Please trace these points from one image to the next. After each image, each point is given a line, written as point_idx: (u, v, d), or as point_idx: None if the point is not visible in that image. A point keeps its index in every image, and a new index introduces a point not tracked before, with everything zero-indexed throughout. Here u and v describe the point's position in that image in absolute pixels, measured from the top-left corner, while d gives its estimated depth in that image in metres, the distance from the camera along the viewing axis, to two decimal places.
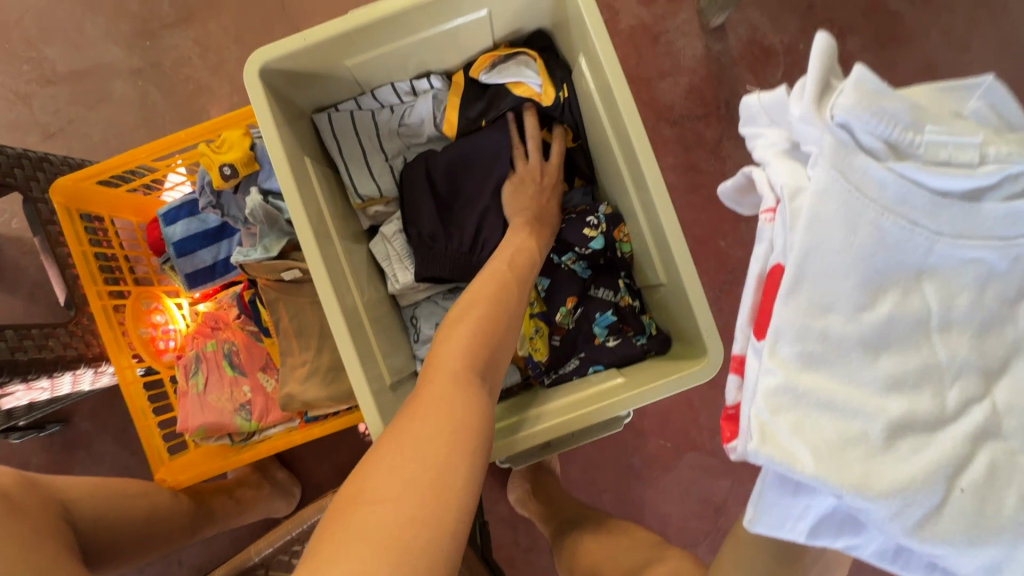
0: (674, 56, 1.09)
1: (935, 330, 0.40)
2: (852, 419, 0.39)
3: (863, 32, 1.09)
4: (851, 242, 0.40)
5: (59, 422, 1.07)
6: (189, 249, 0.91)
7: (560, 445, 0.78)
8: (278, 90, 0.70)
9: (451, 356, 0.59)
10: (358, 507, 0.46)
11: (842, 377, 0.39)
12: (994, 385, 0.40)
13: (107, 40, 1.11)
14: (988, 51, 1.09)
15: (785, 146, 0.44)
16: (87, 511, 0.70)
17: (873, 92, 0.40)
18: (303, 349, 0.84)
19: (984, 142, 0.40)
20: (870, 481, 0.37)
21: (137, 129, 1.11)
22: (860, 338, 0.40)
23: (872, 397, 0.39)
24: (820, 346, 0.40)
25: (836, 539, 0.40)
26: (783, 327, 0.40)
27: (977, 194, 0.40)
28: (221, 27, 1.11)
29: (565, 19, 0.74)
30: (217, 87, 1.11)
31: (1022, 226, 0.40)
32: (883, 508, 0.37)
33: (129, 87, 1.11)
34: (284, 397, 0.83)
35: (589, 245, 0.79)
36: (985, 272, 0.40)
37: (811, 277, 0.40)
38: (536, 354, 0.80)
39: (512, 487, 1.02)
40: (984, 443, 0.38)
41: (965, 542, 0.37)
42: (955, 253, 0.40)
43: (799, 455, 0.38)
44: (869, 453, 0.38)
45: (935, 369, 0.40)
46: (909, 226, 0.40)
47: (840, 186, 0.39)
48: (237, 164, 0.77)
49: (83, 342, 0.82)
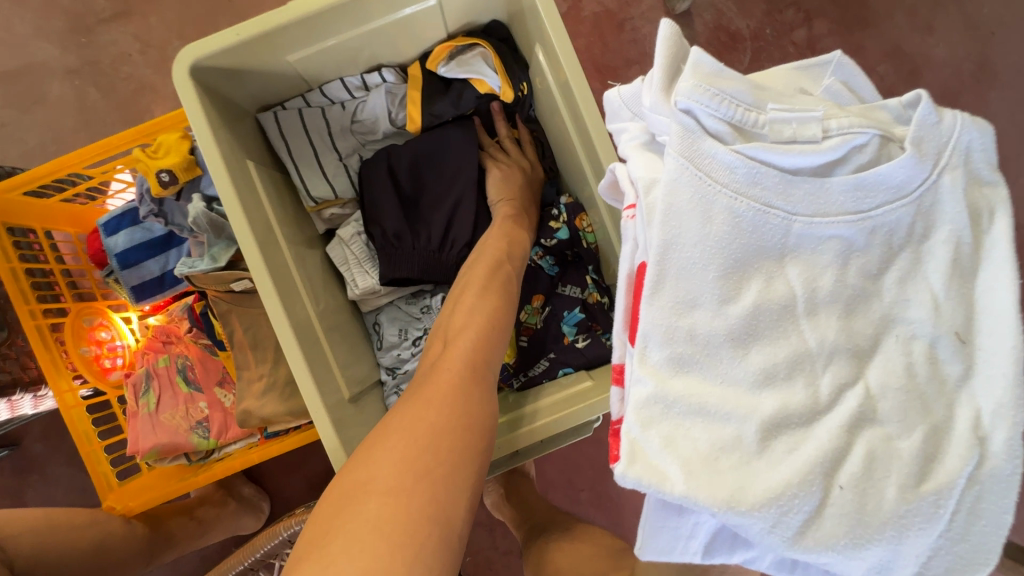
0: (640, 44, 1.06)
1: (802, 314, 0.40)
2: (725, 423, 0.38)
3: (829, 15, 1.08)
4: (706, 232, 0.39)
5: (8, 446, 1.02)
6: (134, 260, 0.85)
7: (532, 451, 0.76)
8: (213, 89, 0.65)
9: (457, 353, 0.57)
10: (360, 499, 0.44)
11: (712, 377, 0.39)
12: (865, 367, 0.40)
13: (38, 38, 1.04)
14: (952, 32, 1.08)
15: (644, 139, 0.45)
16: (23, 547, 0.68)
17: (710, 75, 0.41)
18: (260, 362, 0.80)
19: (825, 116, 0.40)
20: (743, 493, 0.36)
21: (77, 133, 1.04)
22: (726, 332, 0.39)
23: (742, 395, 0.39)
24: (688, 347, 0.39)
25: (732, 555, 0.41)
26: (650, 331, 0.39)
27: (826, 168, 0.40)
28: (162, 21, 1.05)
29: (520, 12, 0.70)
30: (162, 86, 1.04)
31: (874, 197, 0.39)
32: (757, 521, 0.36)
33: (66, 88, 1.04)
34: (240, 414, 0.78)
35: (554, 236, 0.79)
36: (845, 248, 0.40)
37: (673, 273, 0.39)
38: (503, 356, 0.78)
39: (488, 492, 0.99)
40: (860, 432, 0.38)
41: (846, 546, 0.37)
42: (814, 233, 0.40)
43: (671, 474, 0.37)
44: (743, 459, 0.37)
45: (805, 358, 0.39)
46: (763, 209, 0.39)
47: (691, 173, 0.38)
48: (176, 170, 0.72)
49: (18, 365, 0.77)
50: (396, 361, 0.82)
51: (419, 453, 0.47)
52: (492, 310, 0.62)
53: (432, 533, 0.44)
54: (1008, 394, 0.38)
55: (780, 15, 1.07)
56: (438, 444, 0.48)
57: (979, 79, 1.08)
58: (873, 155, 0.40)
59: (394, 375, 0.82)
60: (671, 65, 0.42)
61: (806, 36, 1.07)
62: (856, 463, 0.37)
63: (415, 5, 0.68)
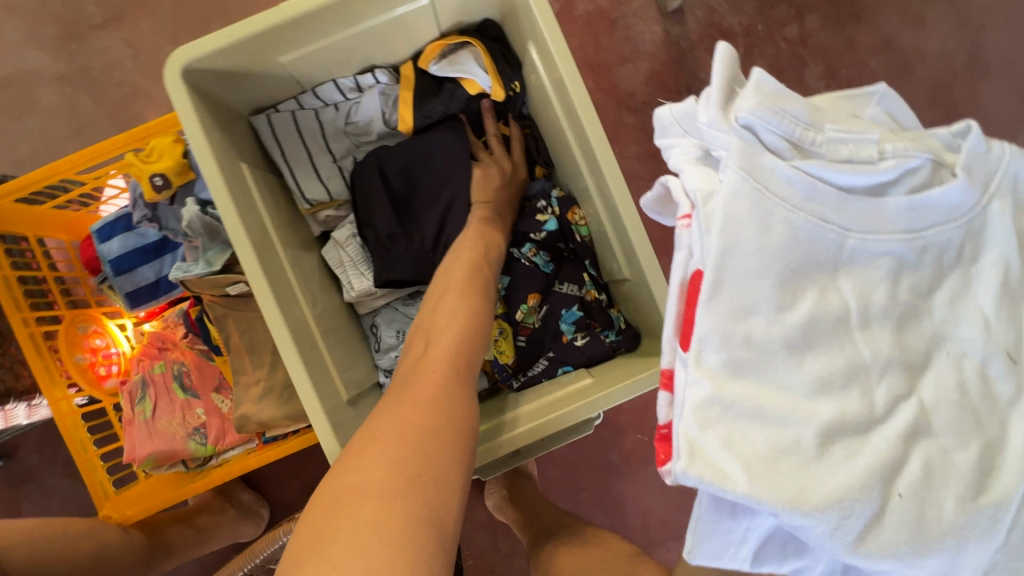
0: (633, 42, 1.06)
1: (856, 327, 0.39)
2: (784, 427, 0.37)
3: (821, 11, 1.08)
4: (765, 241, 0.37)
5: (2, 457, 1.00)
6: (128, 266, 0.84)
7: (532, 450, 0.76)
8: (205, 92, 0.65)
9: (436, 354, 0.57)
10: (350, 507, 0.42)
11: (770, 385, 0.38)
12: (917, 381, 0.39)
13: (28, 45, 1.03)
14: (943, 26, 1.09)
15: (698, 154, 0.43)
16: (19, 557, 0.67)
17: (772, 95, 0.40)
18: (257, 366, 0.79)
19: (880, 138, 0.40)
20: (805, 494, 0.36)
21: (69, 139, 1.04)
22: (784, 340, 0.38)
23: (802, 402, 0.37)
24: (745, 352, 0.38)
25: (782, 564, 0.42)
26: (706, 337, 0.38)
27: (879, 188, 0.40)
28: (154, 26, 1.04)
29: (513, 10, 0.70)
30: (154, 91, 1.04)
31: (925, 218, 0.39)
32: (820, 522, 0.36)
33: (57, 95, 1.04)
34: (238, 419, 0.78)
35: (544, 230, 0.78)
36: (896, 265, 0.40)
37: (731, 281, 0.38)
38: (501, 357, 0.77)
39: (489, 493, 0.99)
40: (916, 442, 0.38)
41: (907, 551, 0.36)
42: (867, 249, 0.39)
43: (731, 473, 0.35)
44: (802, 463, 0.36)
45: (860, 368, 0.38)
46: (820, 223, 0.38)
47: (750, 186, 0.37)
48: (169, 174, 0.71)
49: (12, 374, 0.76)
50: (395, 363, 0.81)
51: (408, 453, 0.46)
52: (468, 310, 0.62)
53: (430, 536, 0.42)
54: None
55: (772, 11, 1.07)
56: (426, 443, 0.47)
57: (971, 72, 1.09)
58: (923, 179, 0.40)
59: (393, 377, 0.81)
60: (729, 88, 0.41)
61: (798, 32, 1.07)
62: (914, 471, 0.37)
63: (408, 5, 0.68)
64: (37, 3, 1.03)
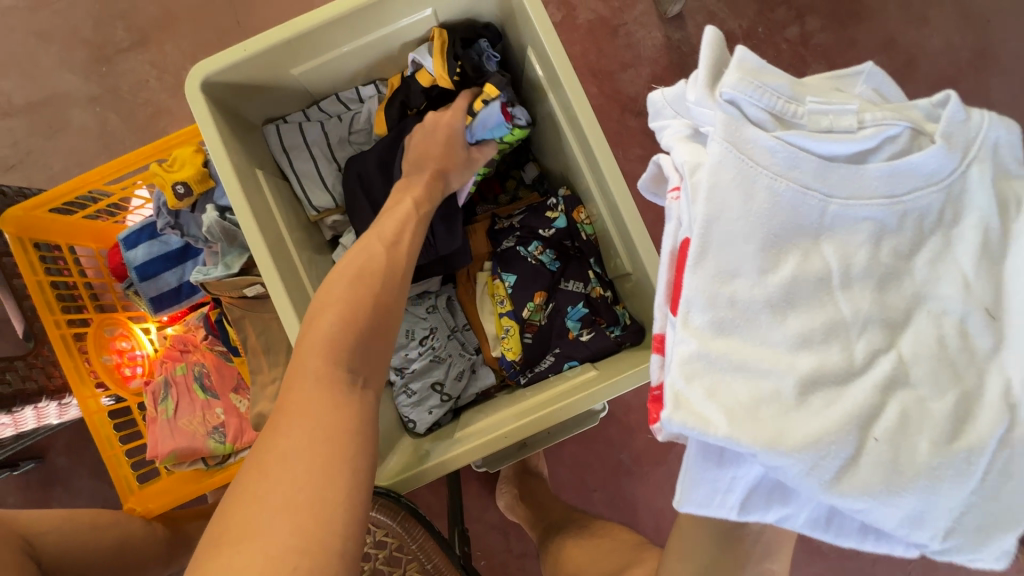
0: (634, 47, 1.09)
1: (837, 286, 0.40)
2: (763, 379, 0.38)
3: (821, 11, 1.09)
4: (748, 207, 0.39)
5: (34, 459, 1.05)
6: (153, 272, 0.89)
7: (539, 441, 0.75)
8: (223, 104, 0.69)
9: (306, 365, 0.50)
10: (219, 551, 0.40)
11: (753, 341, 0.39)
12: (898, 336, 0.40)
13: (62, 69, 1.10)
14: (946, 22, 1.09)
15: (688, 132, 0.45)
16: (51, 543, 0.67)
17: (754, 70, 0.41)
18: (273, 366, 0.83)
19: (861, 109, 0.40)
20: (782, 437, 0.36)
21: (98, 156, 1.10)
22: (767, 300, 0.39)
23: (781, 355, 0.39)
24: (730, 311, 0.39)
25: (768, 511, 0.41)
26: (692, 298, 0.39)
27: (861, 156, 0.41)
28: (177, 48, 1.10)
29: (511, 18, 0.73)
30: (177, 109, 1.10)
31: (907, 184, 0.40)
32: (796, 464, 0.36)
33: (88, 114, 1.10)
34: (255, 417, 0.81)
35: (552, 227, 0.79)
36: (878, 229, 0.40)
37: (716, 245, 0.39)
38: (508, 353, 0.79)
39: (500, 494, 0.99)
40: (894, 392, 0.38)
41: (884, 492, 0.36)
42: (849, 213, 0.40)
43: (712, 418, 0.37)
44: (782, 410, 0.37)
45: (840, 324, 0.39)
46: (802, 189, 0.39)
47: (734, 157, 0.39)
48: (190, 182, 0.76)
49: (44, 374, 0.81)
50: (403, 362, 0.81)
51: (276, 485, 0.42)
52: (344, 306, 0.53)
53: (302, 566, 0.39)
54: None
55: (773, 13, 1.09)
56: (294, 471, 0.43)
57: (977, 66, 1.08)
58: (903, 145, 0.40)
59: (400, 376, 0.81)
60: (715, 67, 0.43)
61: (799, 32, 1.09)
62: (893, 419, 0.37)
63: (412, 16, 0.71)
64: (70, 30, 1.10)
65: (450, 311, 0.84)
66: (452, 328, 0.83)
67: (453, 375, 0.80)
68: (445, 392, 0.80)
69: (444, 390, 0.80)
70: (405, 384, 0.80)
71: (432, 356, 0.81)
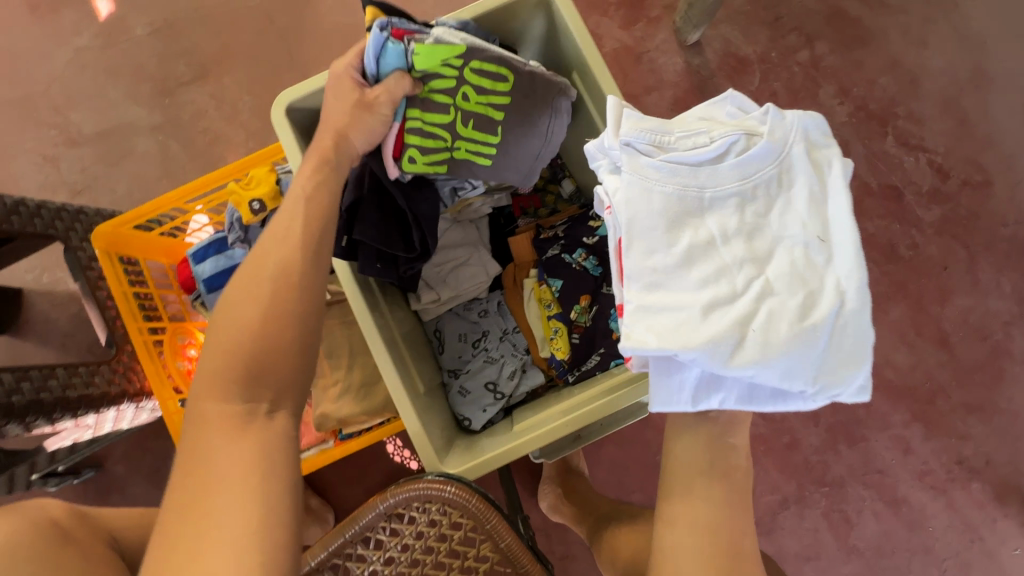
0: (657, 73, 1.17)
1: (720, 242, 0.51)
2: (677, 310, 0.50)
3: (829, 37, 1.18)
4: (653, 203, 0.51)
5: (94, 467, 1.09)
6: (219, 285, 0.95)
7: (592, 433, 0.80)
8: (301, 126, 0.76)
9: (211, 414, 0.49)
10: None
11: (671, 287, 0.51)
12: (766, 265, 0.50)
13: (128, 101, 1.19)
14: (945, 44, 1.17)
15: (609, 168, 0.56)
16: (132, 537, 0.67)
17: (637, 121, 0.53)
18: (334, 368, 0.87)
19: (710, 130, 0.52)
20: (688, 338, 0.48)
21: (160, 181, 1.18)
22: (676, 260, 0.51)
23: (687, 293, 0.50)
24: (653, 274, 0.51)
25: (711, 400, 0.52)
26: (631, 273, 0.51)
27: (718, 159, 0.52)
28: (234, 81, 1.19)
29: (556, 46, 0.80)
30: (233, 136, 1.18)
31: (756, 167, 0.51)
32: (702, 353, 0.48)
33: (151, 142, 1.18)
34: (318, 418, 0.86)
35: (595, 235, 0.85)
36: (741, 202, 0.52)
37: (638, 233, 0.51)
38: (557, 353, 0.85)
39: (543, 494, 1.03)
40: (764, 298, 0.49)
41: (760, 360, 0.47)
42: (720, 196, 0.52)
43: (647, 338, 0.49)
44: (689, 322, 0.49)
45: (725, 268, 0.50)
46: (683, 186, 0.51)
47: (636, 180, 0.51)
48: (265, 199, 0.82)
49: (127, 378, 0.85)
50: (459, 364, 0.88)
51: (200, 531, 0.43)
52: (233, 338, 0.52)
53: None
54: (858, 265, 0.49)
55: (783, 40, 1.18)
56: (215, 506, 0.44)
57: (977, 84, 1.17)
58: (741, 150, 0.52)
59: (456, 377, 0.87)
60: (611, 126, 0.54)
61: (809, 56, 1.17)
62: (765, 320, 0.48)
63: None
64: (136, 66, 1.20)
65: (500, 315, 0.90)
66: (503, 330, 0.89)
67: (506, 374, 0.86)
68: (499, 391, 0.85)
69: (499, 389, 0.85)
70: (461, 384, 0.87)
71: (485, 358, 0.86)
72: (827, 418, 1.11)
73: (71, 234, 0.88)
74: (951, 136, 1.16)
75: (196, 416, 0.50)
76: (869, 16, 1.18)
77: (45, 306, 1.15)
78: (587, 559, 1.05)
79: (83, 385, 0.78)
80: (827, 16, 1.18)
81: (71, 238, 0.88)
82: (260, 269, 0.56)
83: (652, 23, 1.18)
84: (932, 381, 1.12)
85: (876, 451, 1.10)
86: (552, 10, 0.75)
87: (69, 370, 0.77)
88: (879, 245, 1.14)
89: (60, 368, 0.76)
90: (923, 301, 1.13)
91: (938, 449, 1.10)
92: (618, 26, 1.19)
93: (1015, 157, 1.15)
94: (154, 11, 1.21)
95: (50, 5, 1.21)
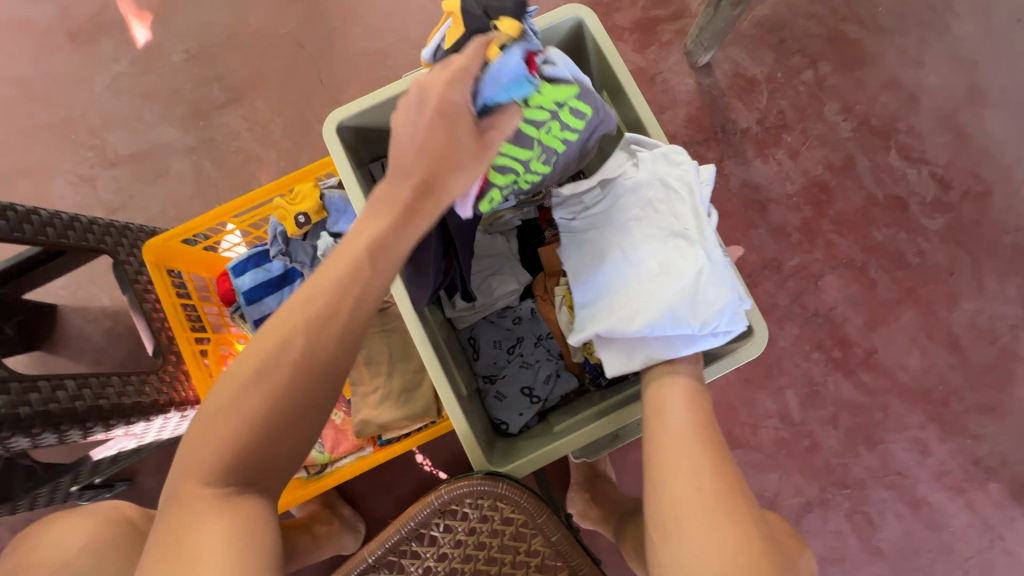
0: (670, 93, 1.24)
1: (626, 245, 0.68)
2: (601, 302, 0.68)
3: (831, 58, 1.25)
4: (579, 235, 0.72)
5: (126, 481, 1.10)
6: (257, 297, 0.99)
7: (628, 434, 0.82)
8: (350, 144, 0.81)
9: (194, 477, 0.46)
10: None
11: (596, 289, 0.69)
12: (657, 250, 0.66)
13: (163, 124, 1.24)
14: (940, 64, 1.25)
15: None
16: None
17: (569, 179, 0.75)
18: (374, 376, 0.89)
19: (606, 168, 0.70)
20: (602, 319, 0.66)
21: (194, 199, 1.22)
22: (596, 267, 0.70)
23: (608, 287, 0.68)
24: (585, 284, 0.71)
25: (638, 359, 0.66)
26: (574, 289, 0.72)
27: (613, 185, 0.70)
28: (266, 103, 1.25)
29: (586, 70, 0.85)
30: (265, 156, 1.23)
31: (637, 185, 0.69)
32: (611, 326, 0.65)
33: (185, 162, 1.23)
34: (358, 424, 0.88)
35: None
36: (636, 212, 0.69)
37: (572, 260, 0.73)
38: (591, 358, 0.88)
39: (573, 500, 1.05)
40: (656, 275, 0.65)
41: (654, 320, 0.63)
42: (620, 213, 0.70)
43: (583, 326, 0.68)
44: (607, 308, 0.67)
45: (628, 262, 0.67)
46: (596, 215, 0.71)
47: (566, 224, 0.73)
48: (310, 213, 0.87)
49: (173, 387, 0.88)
50: (495, 369, 0.91)
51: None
52: (233, 408, 0.46)
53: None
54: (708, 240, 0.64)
55: (788, 61, 1.25)
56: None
57: (971, 100, 1.23)
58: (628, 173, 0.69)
59: (492, 383, 0.91)
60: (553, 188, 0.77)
61: (813, 76, 1.24)
62: (650, 288, 0.64)
63: None
64: (171, 90, 1.25)
65: (534, 321, 0.92)
66: (538, 336, 0.91)
67: (541, 379, 0.88)
68: (535, 395, 0.88)
69: (534, 394, 0.88)
70: (497, 389, 0.89)
71: (520, 363, 0.89)
72: (846, 421, 1.14)
73: (119, 247, 0.91)
74: (950, 148, 1.22)
75: (176, 497, 0.46)
76: (867, 38, 1.26)
77: (79, 321, 1.17)
78: (616, 564, 1.07)
79: (136, 393, 0.81)
80: (828, 38, 1.26)
81: (119, 252, 0.90)
82: (265, 340, 0.47)
83: (664, 46, 1.25)
84: (944, 383, 1.15)
85: (894, 452, 1.13)
86: (582, 31, 0.80)
87: (122, 380, 0.80)
88: (888, 253, 1.18)
89: (115, 377, 0.79)
90: (932, 306, 1.17)
91: (953, 449, 1.13)
92: (631, 50, 1.25)
93: (1011, 168, 1.21)
94: (190, 39, 1.27)
95: (90, 34, 1.27)
